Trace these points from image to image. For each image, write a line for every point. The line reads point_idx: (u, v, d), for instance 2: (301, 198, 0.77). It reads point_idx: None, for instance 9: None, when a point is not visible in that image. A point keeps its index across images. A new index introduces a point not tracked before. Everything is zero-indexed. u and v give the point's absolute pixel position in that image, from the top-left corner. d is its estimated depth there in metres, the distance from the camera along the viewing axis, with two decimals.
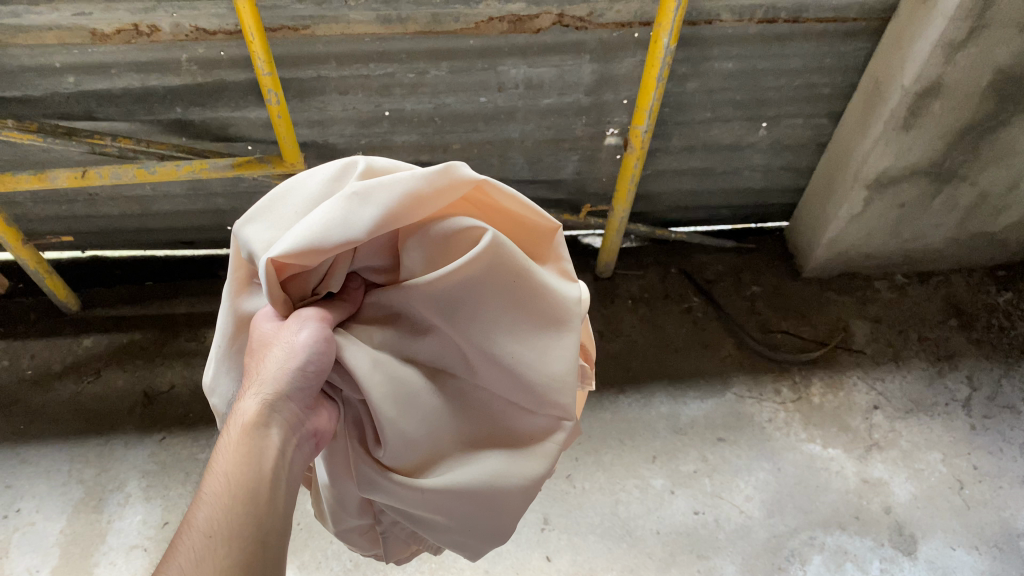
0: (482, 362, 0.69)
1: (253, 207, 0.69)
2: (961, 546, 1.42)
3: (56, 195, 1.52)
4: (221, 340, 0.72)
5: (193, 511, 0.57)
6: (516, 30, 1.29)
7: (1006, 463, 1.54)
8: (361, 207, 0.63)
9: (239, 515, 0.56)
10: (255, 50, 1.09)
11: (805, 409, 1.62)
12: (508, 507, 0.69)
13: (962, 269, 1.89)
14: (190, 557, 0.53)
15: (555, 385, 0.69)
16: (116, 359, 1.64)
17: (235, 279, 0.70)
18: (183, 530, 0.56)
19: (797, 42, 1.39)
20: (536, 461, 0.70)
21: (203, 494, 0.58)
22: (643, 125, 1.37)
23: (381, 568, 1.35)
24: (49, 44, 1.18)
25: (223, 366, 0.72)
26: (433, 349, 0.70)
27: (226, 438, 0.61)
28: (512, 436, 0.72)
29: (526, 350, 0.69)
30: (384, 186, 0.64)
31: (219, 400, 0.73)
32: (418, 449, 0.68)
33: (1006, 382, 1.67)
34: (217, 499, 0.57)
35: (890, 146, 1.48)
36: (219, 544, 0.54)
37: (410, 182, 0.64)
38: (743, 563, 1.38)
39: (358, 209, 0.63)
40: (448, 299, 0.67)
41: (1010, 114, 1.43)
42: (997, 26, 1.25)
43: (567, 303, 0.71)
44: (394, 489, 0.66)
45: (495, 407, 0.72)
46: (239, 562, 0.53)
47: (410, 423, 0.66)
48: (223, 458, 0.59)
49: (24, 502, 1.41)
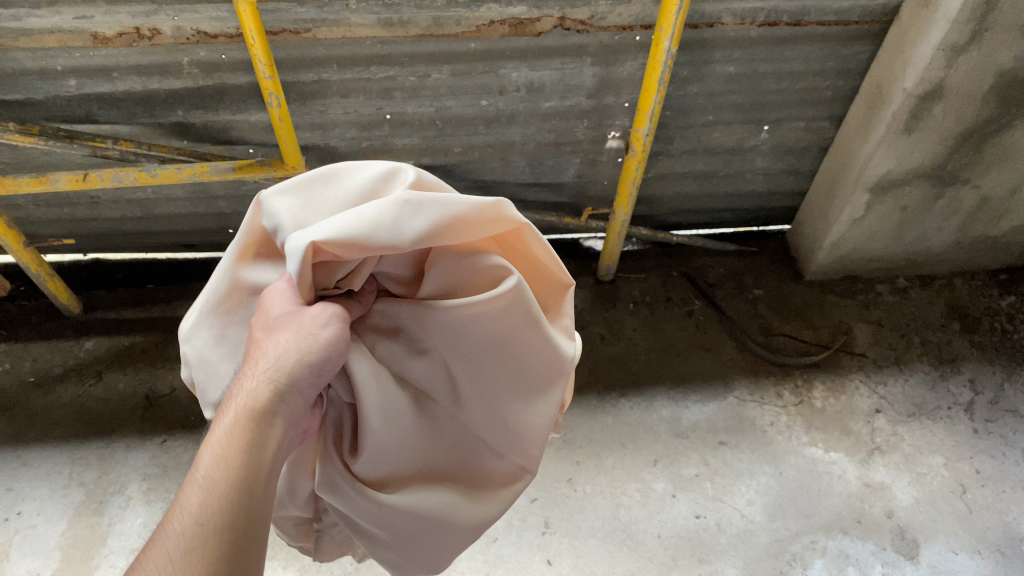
0: (470, 395, 0.69)
1: (296, 180, 0.69)
2: (963, 550, 1.41)
3: (58, 197, 1.53)
4: (212, 297, 0.71)
5: (183, 497, 0.56)
6: (517, 33, 1.29)
7: (1009, 467, 1.53)
8: (411, 217, 0.63)
9: (232, 506, 0.55)
10: (255, 52, 1.09)
11: (806, 413, 1.61)
12: (450, 543, 0.71)
13: (964, 273, 1.89)
14: (180, 543, 0.53)
15: (526, 437, 0.71)
16: (117, 362, 1.64)
17: (243, 244, 0.70)
18: (172, 516, 0.55)
19: (799, 45, 1.38)
20: (491, 502, 0.72)
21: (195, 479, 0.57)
22: (645, 128, 1.36)
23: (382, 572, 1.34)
24: (50, 47, 1.18)
25: (206, 320, 0.71)
26: (424, 372, 0.69)
27: (224, 421, 0.60)
28: (473, 473, 0.73)
29: (512, 390, 0.69)
30: (438, 200, 0.64)
31: (191, 347, 0.71)
32: (384, 467, 0.69)
33: (1008, 385, 1.67)
34: (206, 491, 0.56)
35: (892, 149, 1.48)
36: (210, 534, 0.54)
37: (463, 205, 0.65)
38: (745, 567, 1.38)
39: (407, 217, 0.63)
40: (455, 324, 0.66)
41: (1012, 118, 1.43)
42: (999, 29, 1.24)
43: (562, 361, 0.71)
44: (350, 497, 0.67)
45: (467, 442, 0.72)
46: (221, 560, 0.53)
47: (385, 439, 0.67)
48: (219, 443, 0.58)
49: (25, 505, 1.41)
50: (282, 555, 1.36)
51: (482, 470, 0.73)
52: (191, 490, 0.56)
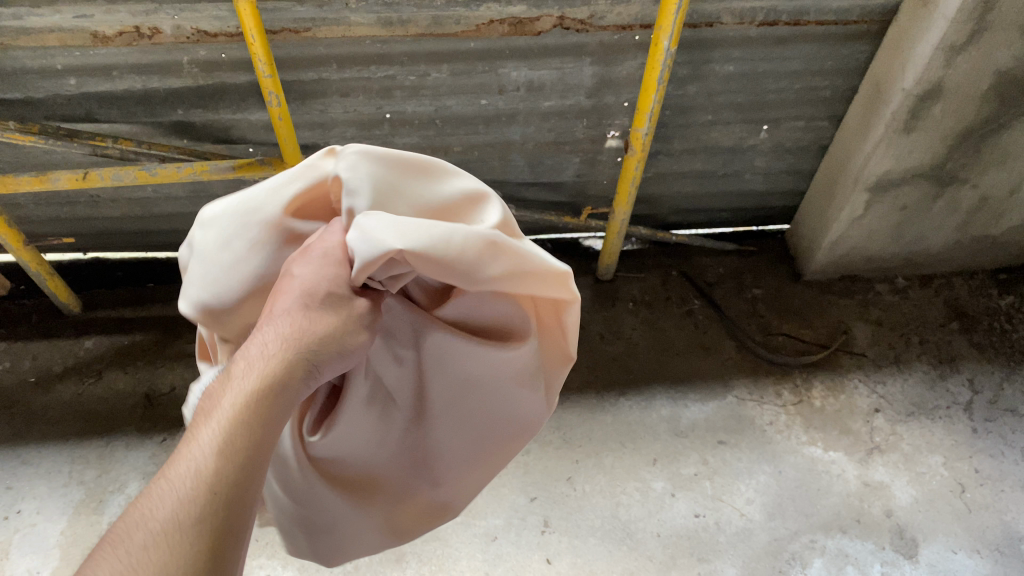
0: (439, 419, 0.73)
1: (390, 157, 0.68)
2: (963, 549, 1.41)
3: (58, 197, 1.53)
4: (254, 213, 0.68)
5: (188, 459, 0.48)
6: (517, 32, 1.29)
7: (1008, 467, 1.54)
8: (491, 256, 0.63)
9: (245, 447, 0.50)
10: (255, 52, 1.09)
11: (806, 412, 1.61)
12: (347, 545, 0.75)
13: (963, 273, 1.90)
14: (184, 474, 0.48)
15: (462, 473, 0.78)
16: (117, 361, 1.64)
17: (304, 187, 0.68)
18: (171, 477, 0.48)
19: (798, 44, 1.39)
20: (403, 516, 0.77)
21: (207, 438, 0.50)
22: (643, 127, 1.36)
23: (381, 571, 1.34)
24: (50, 46, 1.18)
25: (236, 224, 0.68)
26: (403, 383, 0.71)
27: (243, 379, 0.53)
28: (403, 488, 0.76)
29: (474, 428, 0.75)
30: (524, 252, 0.65)
31: (208, 236, 0.69)
32: (335, 450, 0.71)
33: (1007, 385, 1.67)
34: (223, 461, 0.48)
35: (891, 149, 1.48)
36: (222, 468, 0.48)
37: (542, 271, 0.67)
38: (743, 566, 1.38)
39: (488, 256, 0.63)
40: (456, 346, 0.69)
41: (1011, 117, 1.43)
42: (998, 29, 1.24)
43: (525, 424, 0.77)
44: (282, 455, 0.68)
45: (414, 455, 0.76)
46: (225, 502, 0.47)
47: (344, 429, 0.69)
48: (241, 401, 0.51)
49: (25, 504, 1.41)
50: (281, 554, 1.36)
51: (413, 490, 0.77)
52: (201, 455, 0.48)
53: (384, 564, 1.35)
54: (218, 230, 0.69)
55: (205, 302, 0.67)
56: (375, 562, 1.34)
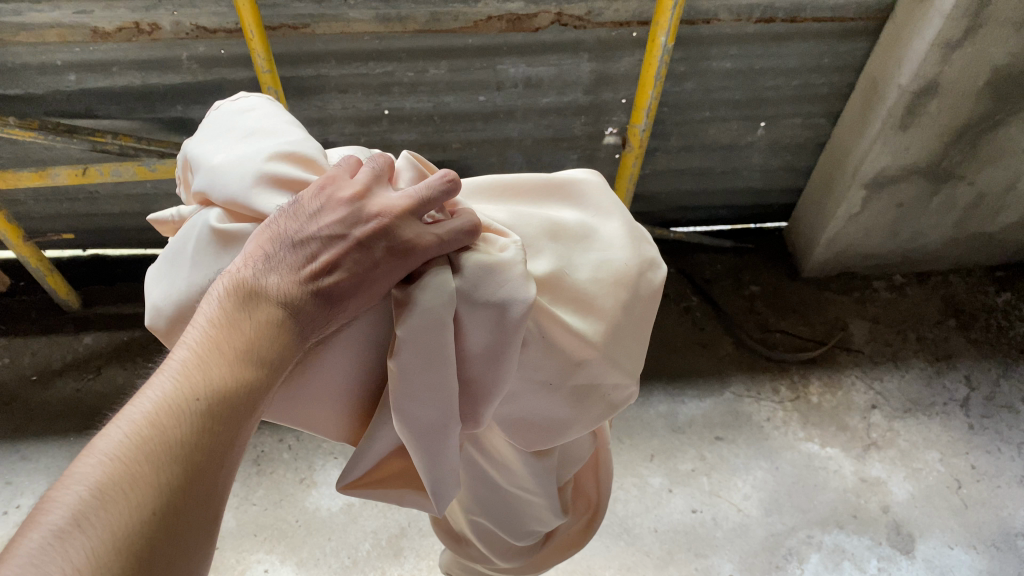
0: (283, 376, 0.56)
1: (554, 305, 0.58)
2: (959, 545, 1.42)
3: (57, 193, 1.54)
4: (586, 252, 0.63)
5: (213, 393, 0.45)
6: (515, 29, 1.30)
7: (1005, 462, 1.54)
8: (434, 423, 0.53)
9: (249, 408, 0.46)
10: (254, 47, 1.09)
11: (803, 408, 1.62)
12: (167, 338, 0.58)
13: (961, 270, 1.90)
14: (192, 409, 0.44)
15: None
16: (117, 357, 1.65)
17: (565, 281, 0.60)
18: (193, 404, 0.44)
19: (795, 41, 1.39)
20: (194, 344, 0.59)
21: (236, 380, 0.46)
22: (642, 123, 1.37)
23: (380, 566, 1.34)
24: (50, 42, 1.18)
25: (583, 228, 0.64)
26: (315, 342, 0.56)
27: (277, 336, 0.49)
28: None
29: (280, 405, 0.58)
30: (446, 464, 0.55)
31: (605, 229, 0.65)
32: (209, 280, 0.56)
33: (1004, 381, 1.67)
34: (244, 424, 0.46)
35: (888, 145, 1.48)
36: (218, 425, 0.44)
37: (442, 483, 0.56)
38: (741, 562, 1.38)
39: (436, 423, 0.53)
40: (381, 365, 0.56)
41: (1007, 114, 1.43)
42: (993, 25, 1.25)
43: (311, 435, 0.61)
44: (178, 246, 0.58)
45: None
46: (212, 456, 0.44)
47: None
48: (269, 360, 0.48)
49: (24, 499, 1.41)
50: (280, 548, 1.36)
51: None
52: (224, 402, 0.45)
53: (383, 560, 1.35)
54: (626, 221, 0.65)
55: (562, 177, 0.67)
56: (373, 557, 1.35)
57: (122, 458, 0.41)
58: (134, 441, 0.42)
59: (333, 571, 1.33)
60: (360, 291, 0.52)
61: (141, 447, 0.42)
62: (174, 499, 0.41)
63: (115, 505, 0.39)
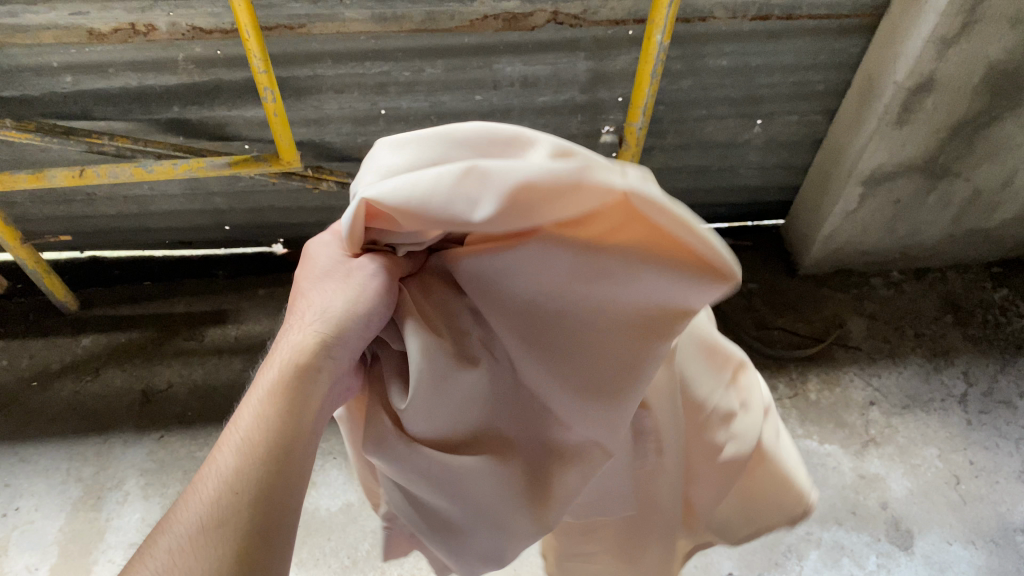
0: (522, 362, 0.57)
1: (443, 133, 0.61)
2: (957, 540, 1.42)
3: (54, 194, 1.53)
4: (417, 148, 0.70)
5: (225, 458, 0.53)
6: (511, 28, 1.30)
7: (1003, 458, 1.54)
8: (473, 188, 0.48)
9: (258, 447, 0.53)
10: (250, 47, 1.08)
11: (801, 406, 1.62)
12: (500, 492, 0.60)
13: (957, 266, 1.91)
14: (213, 475, 0.52)
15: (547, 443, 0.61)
16: (115, 358, 1.64)
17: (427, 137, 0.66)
18: (211, 473, 0.53)
19: (791, 38, 1.40)
20: (507, 476, 0.59)
21: (240, 439, 0.53)
22: (638, 122, 1.36)
23: (379, 566, 1.34)
24: (47, 43, 1.18)
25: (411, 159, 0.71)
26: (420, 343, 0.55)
27: (279, 386, 0.56)
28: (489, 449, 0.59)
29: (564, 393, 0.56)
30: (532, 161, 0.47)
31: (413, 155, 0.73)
32: (434, 436, 0.58)
33: (1002, 377, 1.67)
34: (248, 465, 0.52)
35: (884, 142, 1.48)
36: (227, 477, 0.51)
37: (568, 197, 0.47)
38: (740, 559, 1.38)
39: (468, 185, 0.48)
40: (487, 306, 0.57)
41: (1003, 110, 1.44)
42: (988, 21, 1.25)
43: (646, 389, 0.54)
44: (434, 534, 0.62)
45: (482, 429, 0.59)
46: (228, 497, 0.50)
47: (462, 407, 0.58)
48: (270, 400, 0.55)
49: (23, 501, 1.41)
50: None
51: (489, 462, 0.58)
52: (254, 447, 0.53)
53: (382, 559, 1.35)
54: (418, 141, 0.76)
55: None
56: (372, 557, 1.35)
57: (168, 531, 0.50)
58: (184, 523, 0.50)
59: (333, 571, 1.33)
60: (324, 284, 0.63)
61: (179, 517, 0.51)
62: (200, 537, 0.49)
63: (160, 560, 0.48)
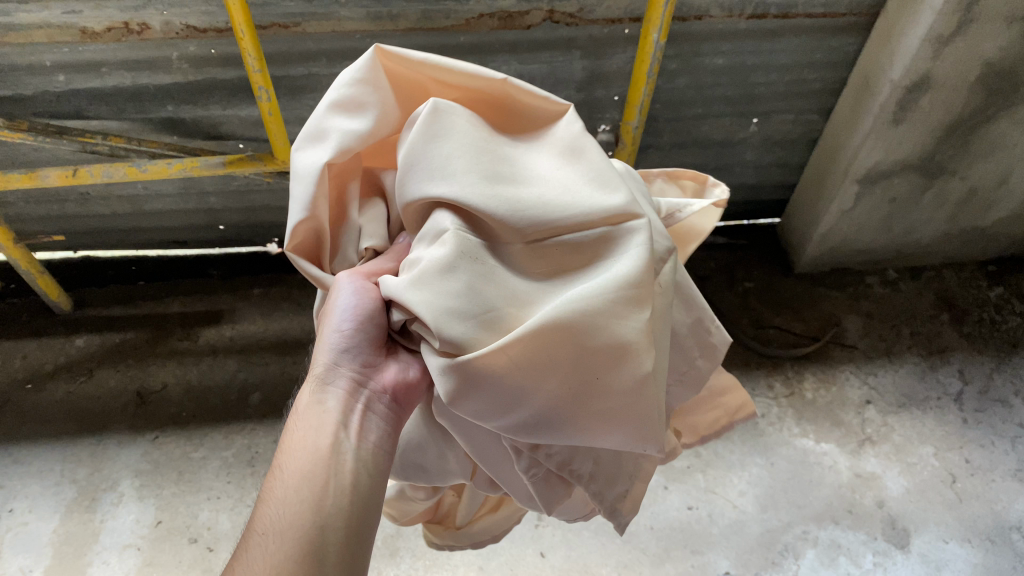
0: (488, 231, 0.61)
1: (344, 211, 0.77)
2: (954, 539, 1.42)
3: (47, 194, 1.52)
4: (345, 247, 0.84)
5: (268, 515, 0.58)
6: (507, 26, 1.29)
7: (999, 456, 1.54)
8: (321, 133, 0.66)
9: (288, 489, 0.59)
10: (245, 46, 1.07)
11: (798, 404, 1.62)
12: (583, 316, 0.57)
13: (953, 265, 1.91)
14: (260, 534, 0.58)
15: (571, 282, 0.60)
16: (109, 359, 1.64)
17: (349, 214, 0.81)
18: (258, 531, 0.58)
19: (786, 37, 1.40)
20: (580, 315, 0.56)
21: (274, 493, 0.60)
22: (635, 120, 1.36)
23: (375, 566, 1.34)
24: (39, 42, 1.17)
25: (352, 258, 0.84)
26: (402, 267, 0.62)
27: (297, 434, 0.63)
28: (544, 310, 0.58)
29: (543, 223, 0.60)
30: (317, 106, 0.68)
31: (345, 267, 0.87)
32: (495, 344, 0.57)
33: (998, 375, 1.68)
34: (284, 508, 0.58)
35: (880, 141, 1.48)
36: (270, 529, 0.57)
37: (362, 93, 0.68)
38: (736, 558, 1.39)
39: (318, 135, 0.66)
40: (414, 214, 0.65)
41: (998, 109, 1.44)
42: (984, 20, 1.25)
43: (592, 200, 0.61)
44: (601, 389, 0.58)
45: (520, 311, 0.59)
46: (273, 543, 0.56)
47: (480, 282, 0.58)
48: (290, 449, 0.62)
49: (17, 502, 1.41)
50: None
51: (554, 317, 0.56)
52: (289, 493, 0.58)
53: (378, 560, 1.35)
54: None
55: None
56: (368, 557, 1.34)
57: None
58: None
59: None
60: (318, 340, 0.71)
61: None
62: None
63: None
